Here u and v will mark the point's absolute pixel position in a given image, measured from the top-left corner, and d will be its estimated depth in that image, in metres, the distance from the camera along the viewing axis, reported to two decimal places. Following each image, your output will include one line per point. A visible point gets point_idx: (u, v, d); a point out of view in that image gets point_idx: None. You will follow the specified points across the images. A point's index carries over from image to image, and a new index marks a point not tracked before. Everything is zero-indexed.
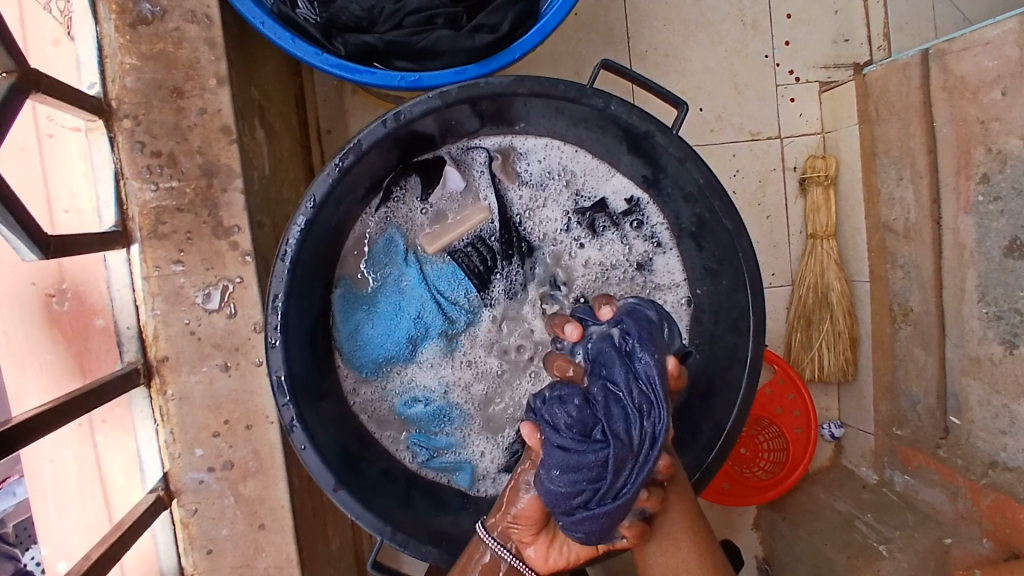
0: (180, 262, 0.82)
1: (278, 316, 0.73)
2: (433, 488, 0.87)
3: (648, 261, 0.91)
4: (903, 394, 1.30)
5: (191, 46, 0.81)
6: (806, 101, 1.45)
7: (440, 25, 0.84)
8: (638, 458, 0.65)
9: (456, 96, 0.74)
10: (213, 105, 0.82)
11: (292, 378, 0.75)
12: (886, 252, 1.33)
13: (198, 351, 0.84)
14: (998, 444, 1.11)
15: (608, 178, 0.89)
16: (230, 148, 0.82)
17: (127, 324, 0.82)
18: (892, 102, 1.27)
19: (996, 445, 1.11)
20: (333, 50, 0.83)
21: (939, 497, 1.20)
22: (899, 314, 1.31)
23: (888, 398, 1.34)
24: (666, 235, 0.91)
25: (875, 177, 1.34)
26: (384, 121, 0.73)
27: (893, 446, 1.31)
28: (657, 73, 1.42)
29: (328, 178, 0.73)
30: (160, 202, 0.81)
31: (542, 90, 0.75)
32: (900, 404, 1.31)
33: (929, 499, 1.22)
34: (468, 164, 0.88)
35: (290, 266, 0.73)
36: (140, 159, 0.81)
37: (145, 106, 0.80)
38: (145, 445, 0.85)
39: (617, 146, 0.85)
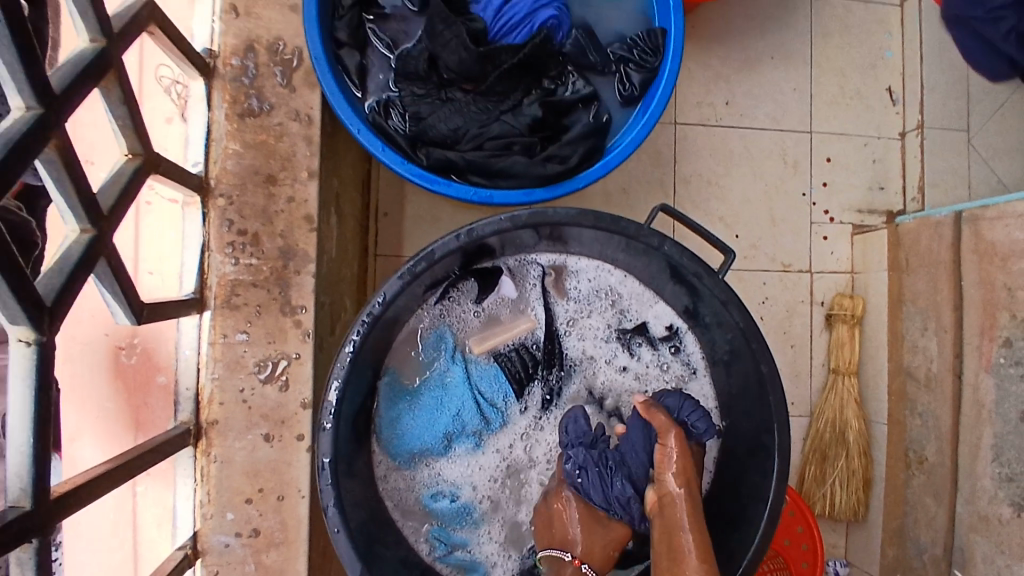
0: (246, 332, 0.88)
1: (334, 402, 0.77)
2: None
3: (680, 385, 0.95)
4: (911, 540, 1.32)
5: (290, 140, 0.87)
6: (839, 241, 1.51)
7: (516, 151, 0.91)
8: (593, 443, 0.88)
9: (525, 220, 0.81)
10: (301, 195, 0.89)
11: (336, 460, 0.78)
12: (906, 398, 1.36)
13: (247, 419, 0.88)
14: None
15: (652, 304, 0.95)
16: (310, 235, 0.89)
17: (186, 386, 0.87)
18: (921, 254, 1.34)
19: None
20: (416, 159, 0.90)
21: None
22: (914, 460, 1.34)
23: (896, 542, 1.35)
24: (700, 363, 0.96)
25: (901, 325, 1.38)
26: (457, 235, 0.80)
27: None
28: (698, 197, 1.48)
29: (399, 280, 0.80)
30: (237, 276, 0.87)
31: (603, 224, 0.82)
32: (908, 550, 1.33)
33: None
34: (523, 275, 0.94)
35: (353, 356, 0.79)
36: (226, 235, 0.87)
37: (240, 188, 0.87)
38: (181, 502, 0.88)
39: (662, 276, 0.91)
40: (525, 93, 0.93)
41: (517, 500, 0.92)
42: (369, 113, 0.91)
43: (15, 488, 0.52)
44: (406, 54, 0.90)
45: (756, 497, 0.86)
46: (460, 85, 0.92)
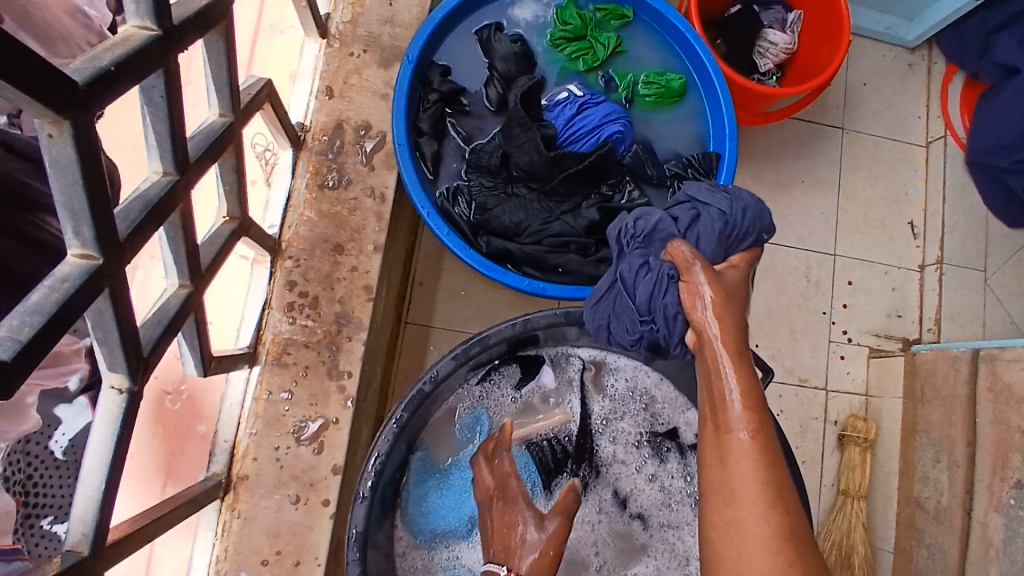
0: (290, 391, 0.90)
1: (372, 473, 0.78)
2: None
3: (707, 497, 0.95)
4: None
5: (363, 215, 0.94)
6: (856, 361, 1.52)
7: (572, 250, 0.96)
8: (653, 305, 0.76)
9: (577, 316, 0.87)
10: (364, 266, 0.93)
11: (365, 535, 0.78)
12: (914, 527, 1.39)
13: (277, 479, 0.89)
14: None
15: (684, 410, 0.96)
16: (366, 304, 0.93)
17: (224, 437, 0.88)
18: (938, 387, 1.39)
19: None
20: (477, 246, 0.96)
21: None
22: None
23: None
24: None
25: (914, 453, 1.43)
26: (513, 324, 0.83)
27: None
28: None
29: (451, 360, 0.82)
30: (292, 335, 0.91)
31: None
32: None
33: None
34: (563, 368, 0.96)
35: (397, 428, 0.80)
36: (288, 296, 0.91)
37: (309, 253, 0.92)
38: (199, 555, 0.87)
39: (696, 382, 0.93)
40: (585, 198, 0.99)
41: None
42: (438, 198, 0.98)
43: (77, 532, 0.51)
44: (481, 149, 0.99)
45: None
46: (527, 182, 0.98)
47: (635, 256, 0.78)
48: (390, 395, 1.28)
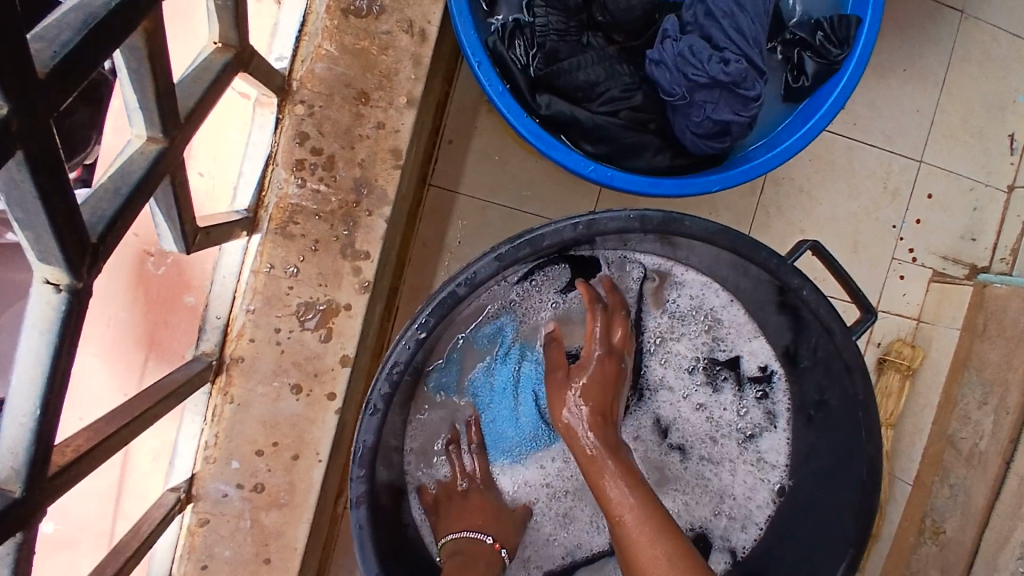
0: (296, 268, 0.75)
1: (387, 384, 0.66)
2: None
3: (754, 433, 0.87)
4: None
5: (395, 56, 0.74)
6: (914, 283, 1.36)
7: (651, 130, 0.79)
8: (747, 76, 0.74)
9: (654, 224, 0.69)
10: (393, 123, 0.75)
11: (375, 449, 0.68)
12: (940, 464, 1.31)
13: (276, 365, 0.77)
14: None
15: (750, 339, 0.84)
16: (393, 173, 0.75)
17: (216, 313, 0.75)
18: (1005, 325, 1.27)
19: None
20: (533, 107, 0.77)
21: None
22: (928, 529, 1.29)
23: None
24: (784, 415, 0.85)
25: (955, 390, 1.32)
26: (576, 225, 0.67)
27: None
28: (783, 203, 1.30)
29: (493, 261, 0.67)
30: (300, 201, 0.74)
31: (740, 249, 0.70)
32: None
33: None
34: (622, 275, 0.82)
35: (423, 332, 0.67)
36: (297, 151, 0.73)
37: (325, 99, 0.73)
38: (185, 440, 0.78)
39: (772, 306, 0.78)
40: None
41: (554, 516, 0.85)
42: (489, 39, 0.78)
43: (4, 467, 0.40)
44: None
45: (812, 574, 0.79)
46: (610, 34, 0.79)
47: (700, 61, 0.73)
48: (407, 269, 1.14)
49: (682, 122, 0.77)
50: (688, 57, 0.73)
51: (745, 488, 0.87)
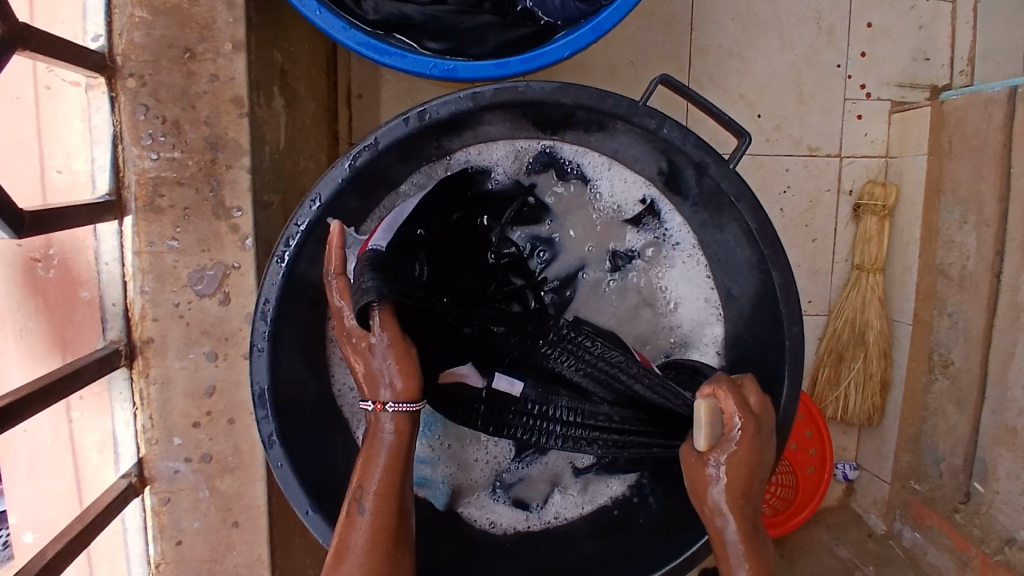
0: (175, 240, 0.76)
1: (267, 322, 0.65)
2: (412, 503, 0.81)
3: (671, 273, 0.82)
4: (926, 447, 1.27)
5: (208, 4, 0.73)
6: (874, 120, 1.29)
7: (487, 10, 0.77)
8: None
9: (490, 99, 0.66)
10: (226, 72, 0.74)
11: (278, 391, 0.67)
12: (935, 296, 1.23)
13: (186, 337, 0.78)
14: (1020, 521, 1.09)
15: (632, 183, 0.79)
16: (240, 122, 0.75)
17: (112, 300, 0.77)
18: (968, 138, 1.14)
19: (1017, 522, 1.09)
20: (362, 16, 0.75)
21: (947, 562, 1.19)
22: (938, 364, 1.23)
23: (910, 449, 1.31)
24: (691, 245, 0.80)
25: (936, 217, 1.22)
26: (406, 119, 0.65)
27: (907, 499, 1.30)
28: (715, 73, 1.25)
29: (338, 176, 0.65)
30: (159, 172, 0.75)
31: (589, 101, 0.67)
32: (922, 457, 1.28)
33: (935, 561, 1.22)
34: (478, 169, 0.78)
35: (288, 264, 0.65)
36: (142, 124, 0.74)
37: (153, 65, 0.73)
38: (122, 428, 0.80)
39: (651, 157, 0.74)
40: None
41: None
42: None
43: None
44: None
45: None
46: None
47: None
48: None
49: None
50: None
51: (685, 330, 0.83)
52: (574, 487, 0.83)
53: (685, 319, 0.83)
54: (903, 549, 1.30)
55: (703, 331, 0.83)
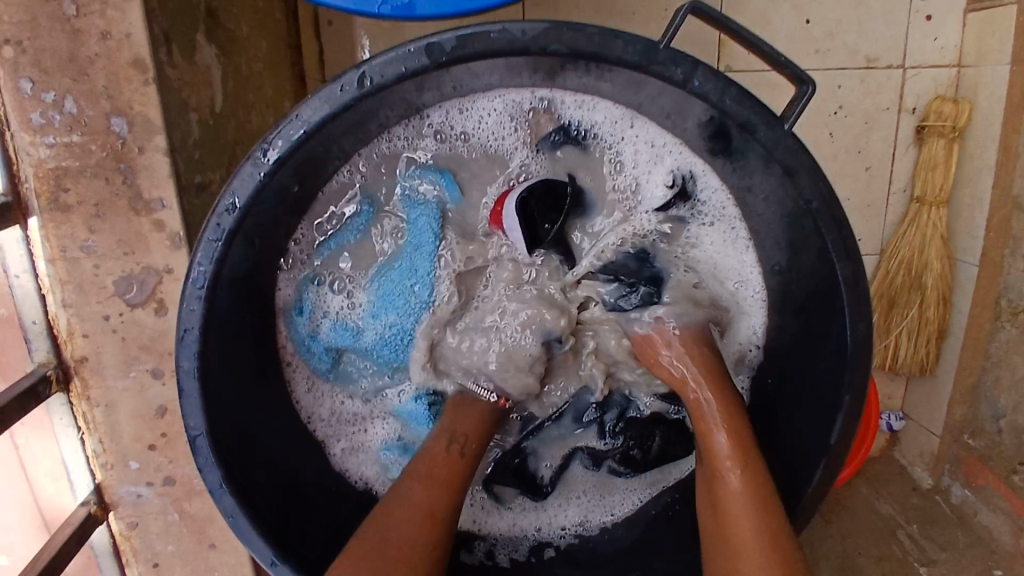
0: (92, 243, 0.63)
1: (191, 356, 0.53)
2: None
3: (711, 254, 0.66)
4: (986, 401, 1.13)
5: None
6: (946, 21, 1.07)
7: None
8: None
9: (452, 54, 0.49)
10: (119, 28, 0.58)
11: (216, 428, 0.56)
12: (1008, 234, 1.06)
13: (124, 353, 0.67)
14: None
15: (660, 147, 0.62)
16: (146, 91, 0.60)
17: (31, 319, 0.65)
18: None
19: None
20: None
21: (1000, 524, 1.11)
22: (1005, 311, 1.08)
23: (966, 401, 1.16)
24: (734, 220, 0.65)
25: (1017, 139, 1.02)
26: (341, 90, 0.49)
27: (958, 454, 1.19)
28: None
29: (258, 170, 0.51)
30: (59, 163, 0.61)
31: (585, 50, 0.50)
32: (980, 411, 1.14)
33: (987, 523, 1.13)
34: (464, 131, 0.62)
35: (208, 285, 0.53)
36: (28, 104, 0.59)
37: (30, 27, 0.58)
38: (71, 456, 0.70)
39: (678, 112, 0.58)
40: None
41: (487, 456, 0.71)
42: None
43: None
44: None
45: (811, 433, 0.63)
46: None
47: None
48: None
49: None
50: None
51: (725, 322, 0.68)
52: (590, 493, 0.73)
53: (728, 308, 0.68)
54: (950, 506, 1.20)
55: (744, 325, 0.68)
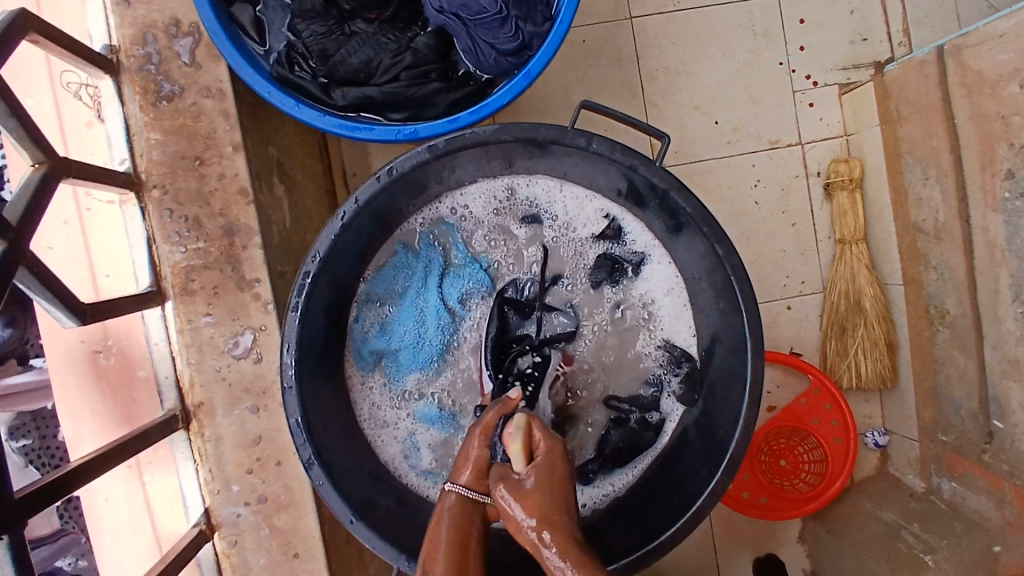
0: (209, 314, 0.90)
1: (292, 360, 0.78)
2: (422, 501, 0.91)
3: (638, 276, 0.93)
4: (947, 398, 1.26)
5: (208, 118, 0.90)
6: (827, 105, 1.39)
7: (434, 79, 0.90)
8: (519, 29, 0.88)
9: (444, 148, 0.79)
10: (230, 170, 0.91)
11: (309, 420, 0.80)
12: (919, 254, 1.28)
13: (230, 395, 0.91)
14: None
15: (588, 202, 0.91)
16: (248, 208, 0.91)
17: (165, 374, 0.90)
18: (913, 101, 1.22)
19: None
20: (332, 103, 0.89)
21: (986, 505, 1.16)
22: (936, 316, 1.26)
23: (931, 404, 1.30)
24: (649, 248, 0.92)
25: (902, 178, 1.28)
26: (378, 178, 0.78)
27: (939, 453, 1.28)
28: (669, 92, 1.37)
29: (330, 234, 0.79)
30: (189, 262, 0.90)
31: (525, 135, 0.79)
32: (945, 409, 1.26)
33: (976, 506, 1.18)
34: (462, 208, 0.92)
35: (301, 311, 0.79)
36: (169, 224, 0.89)
37: (171, 176, 0.90)
38: (187, 483, 0.92)
39: (593, 171, 0.86)
40: (423, 26, 0.93)
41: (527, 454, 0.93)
42: (273, 69, 0.90)
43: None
44: None
45: (738, 379, 0.83)
46: (363, 16, 0.91)
47: (484, 28, 0.87)
48: None
49: (487, 39, 0.88)
50: (473, 23, 0.87)
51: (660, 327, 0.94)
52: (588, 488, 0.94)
53: (658, 316, 0.93)
54: (945, 503, 1.25)
55: (674, 326, 0.93)
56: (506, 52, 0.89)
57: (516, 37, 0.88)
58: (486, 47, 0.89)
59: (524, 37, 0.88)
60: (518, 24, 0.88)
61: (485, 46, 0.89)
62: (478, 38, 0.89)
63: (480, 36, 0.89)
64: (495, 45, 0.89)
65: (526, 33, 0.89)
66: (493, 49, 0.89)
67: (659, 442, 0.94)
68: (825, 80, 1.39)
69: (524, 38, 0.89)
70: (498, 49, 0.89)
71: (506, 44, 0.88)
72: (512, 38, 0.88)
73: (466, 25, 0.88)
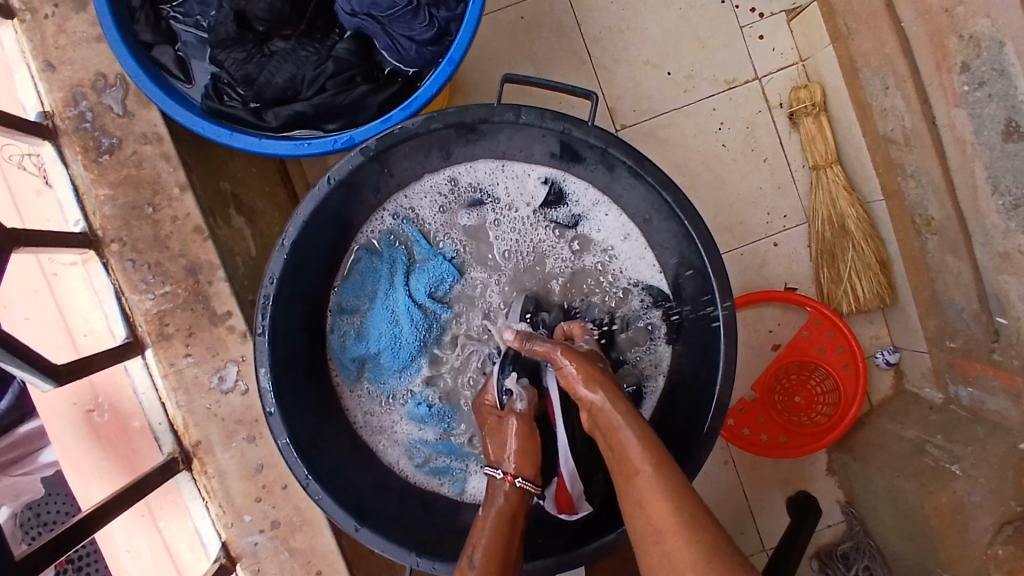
0: (189, 354, 0.92)
1: (269, 382, 0.79)
2: (428, 495, 0.92)
3: (593, 233, 0.94)
4: (948, 305, 1.19)
5: (151, 164, 0.92)
6: (777, 35, 1.36)
7: (360, 82, 0.91)
8: (436, 18, 0.89)
9: (377, 148, 0.79)
10: (182, 210, 0.92)
11: (297, 439, 0.81)
12: (895, 166, 1.22)
13: (225, 429, 0.93)
14: None
15: (529, 175, 0.92)
16: (206, 244, 0.92)
17: (157, 420, 0.92)
18: (857, 13, 1.19)
19: None
20: (266, 125, 0.90)
21: (1006, 404, 1.08)
22: (923, 225, 1.20)
23: (933, 312, 1.23)
24: (597, 205, 0.92)
25: (862, 93, 1.24)
26: (319, 190, 0.78)
27: (950, 360, 1.20)
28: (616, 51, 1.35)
29: (282, 255, 0.79)
30: (159, 307, 0.91)
31: (454, 120, 0.79)
32: (947, 316, 1.20)
33: (997, 409, 1.10)
34: (412, 206, 0.93)
35: (269, 336, 0.79)
36: (133, 274, 0.91)
37: (126, 227, 0.91)
38: (200, 521, 0.93)
39: (530, 142, 0.86)
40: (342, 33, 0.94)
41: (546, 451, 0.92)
42: (204, 103, 0.91)
43: None
44: (215, 24, 0.90)
45: (713, 322, 0.83)
46: (279, 33, 0.91)
47: (401, 22, 0.89)
48: None
49: (405, 33, 0.89)
50: (388, 21, 0.89)
51: (626, 278, 0.94)
52: None
53: (621, 268, 0.94)
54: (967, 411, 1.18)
55: (638, 274, 0.93)
56: (426, 42, 0.90)
57: (434, 27, 0.89)
58: (406, 42, 0.90)
59: (442, 25, 0.90)
60: (434, 13, 0.89)
61: (405, 41, 0.90)
62: (396, 34, 0.90)
63: (398, 31, 0.90)
64: (414, 38, 0.90)
65: (443, 21, 0.90)
66: (413, 42, 0.90)
67: (648, 392, 0.94)
68: (769, 9, 1.36)
69: (443, 26, 0.90)
70: (418, 42, 0.90)
71: (425, 36, 0.89)
72: (430, 27, 0.89)
73: (381, 25, 0.89)
